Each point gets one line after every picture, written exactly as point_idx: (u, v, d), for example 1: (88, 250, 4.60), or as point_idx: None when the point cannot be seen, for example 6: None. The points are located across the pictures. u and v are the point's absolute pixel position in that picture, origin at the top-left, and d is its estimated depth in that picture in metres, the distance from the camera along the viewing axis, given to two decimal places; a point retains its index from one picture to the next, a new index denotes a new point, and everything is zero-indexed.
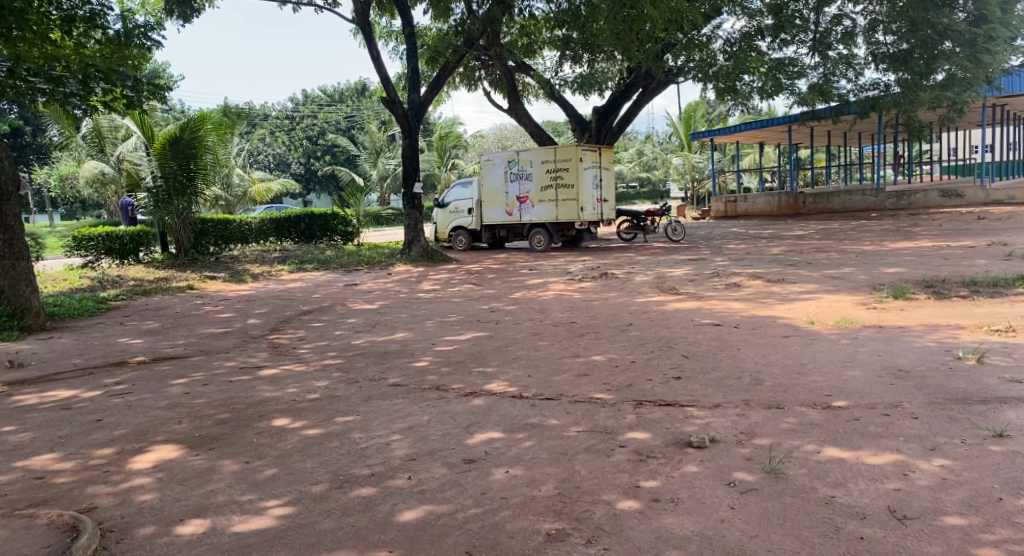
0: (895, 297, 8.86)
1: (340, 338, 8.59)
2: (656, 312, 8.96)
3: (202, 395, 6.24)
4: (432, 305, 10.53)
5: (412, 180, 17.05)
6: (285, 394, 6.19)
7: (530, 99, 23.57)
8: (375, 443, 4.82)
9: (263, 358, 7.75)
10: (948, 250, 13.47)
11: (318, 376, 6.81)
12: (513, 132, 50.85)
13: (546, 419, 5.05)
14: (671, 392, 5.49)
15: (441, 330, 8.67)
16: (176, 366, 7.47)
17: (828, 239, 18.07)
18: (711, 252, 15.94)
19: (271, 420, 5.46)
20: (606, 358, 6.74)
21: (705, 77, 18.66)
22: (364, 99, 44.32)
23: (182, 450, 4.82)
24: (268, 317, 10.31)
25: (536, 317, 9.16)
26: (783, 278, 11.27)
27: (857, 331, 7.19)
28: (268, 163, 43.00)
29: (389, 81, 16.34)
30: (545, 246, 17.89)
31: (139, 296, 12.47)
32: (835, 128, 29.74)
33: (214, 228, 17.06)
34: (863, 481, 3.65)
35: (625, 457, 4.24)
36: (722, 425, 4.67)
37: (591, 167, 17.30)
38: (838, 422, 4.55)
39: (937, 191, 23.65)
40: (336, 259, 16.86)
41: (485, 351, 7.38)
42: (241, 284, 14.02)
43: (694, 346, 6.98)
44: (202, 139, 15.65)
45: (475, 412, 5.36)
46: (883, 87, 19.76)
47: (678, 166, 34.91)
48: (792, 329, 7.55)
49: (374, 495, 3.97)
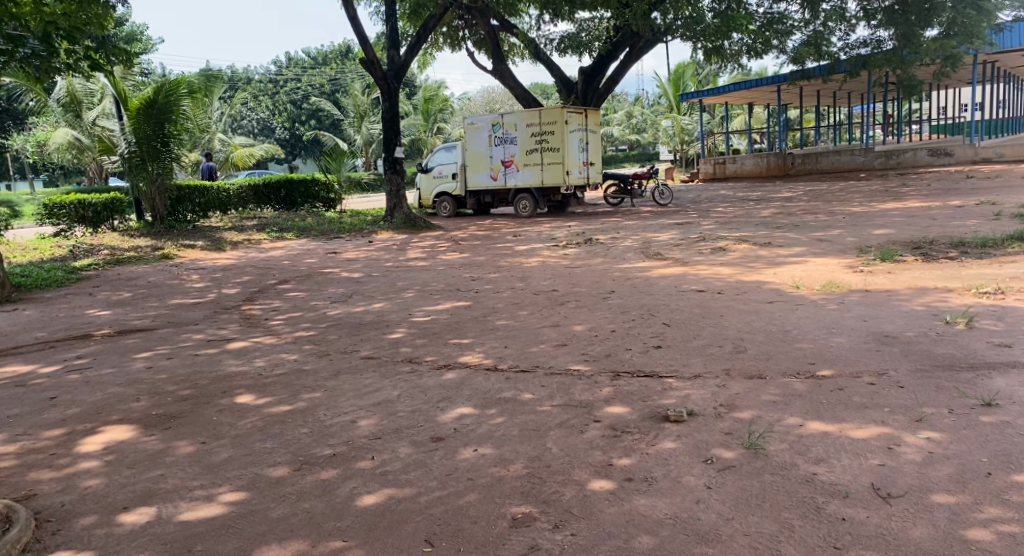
0: (883, 260, 8.68)
1: (315, 309, 8.35)
2: (639, 279, 8.76)
3: (166, 370, 6.01)
4: (412, 274, 10.29)
5: (393, 144, 16.63)
6: (251, 369, 5.97)
7: (515, 61, 23.10)
8: (341, 421, 4.61)
9: (234, 330, 7.51)
10: (937, 211, 13.29)
11: (288, 349, 6.59)
12: (501, 95, 50.17)
13: (520, 393, 4.85)
14: (652, 363, 5.30)
15: (420, 300, 8.43)
16: (143, 339, 7.23)
17: (816, 201, 17.88)
18: (698, 217, 15.74)
19: (234, 397, 5.24)
20: (586, 327, 6.53)
21: (692, 39, 18.37)
22: (348, 61, 43.36)
23: (136, 431, 4.61)
24: (244, 287, 10.06)
25: (517, 285, 8.93)
26: (770, 241, 11.06)
27: (844, 296, 6.99)
28: (252, 128, 42.24)
29: (368, 42, 15.86)
30: (530, 212, 17.64)
31: (111, 265, 12.15)
32: (825, 87, 29.36)
33: (191, 195, 16.65)
34: (846, 457, 3.45)
35: (599, 434, 4.03)
36: (703, 398, 4.48)
37: (577, 130, 16.96)
38: (823, 393, 4.36)
39: (925, 150, 23.49)
40: (315, 227, 16.53)
41: (463, 322, 7.15)
42: (219, 253, 13.69)
43: (677, 313, 6.77)
44: (177, 102, 15.18)
45: (448, 386, 5.16)
46: (875, 44, 19.76)
47: (667, 127, 34.59)
48: (778, 294, 7.35)
49: (332, 478, 3.76)
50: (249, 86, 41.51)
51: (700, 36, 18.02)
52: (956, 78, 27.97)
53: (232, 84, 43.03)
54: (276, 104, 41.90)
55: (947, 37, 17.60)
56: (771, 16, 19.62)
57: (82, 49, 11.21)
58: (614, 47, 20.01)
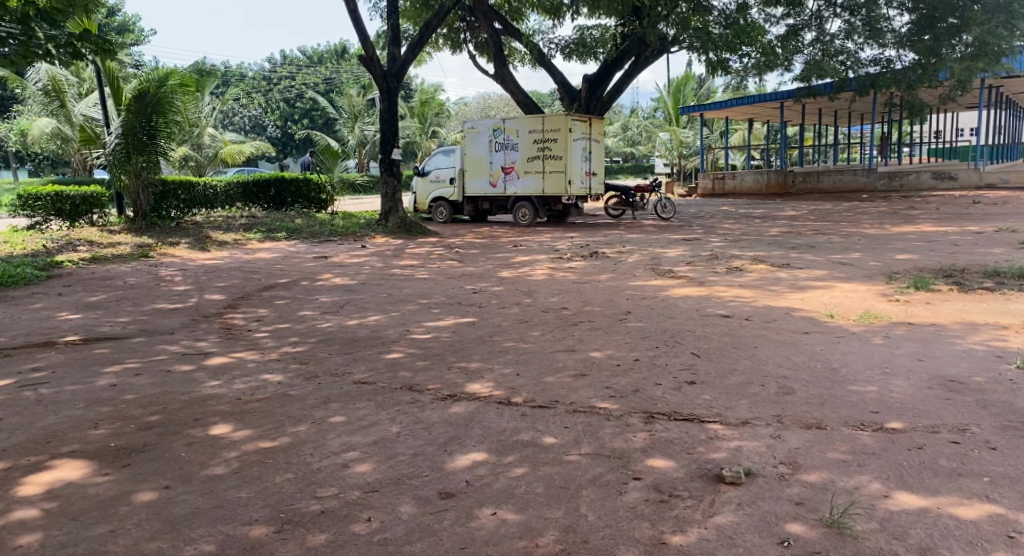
0: (917, 288, 8.08)
1: (304, 321, 7.64)
2: (656, 299, 8.11)
3: (133, 390, 5.30)
4: (408, 284, 9.61)
5: (390, 145, 15.93)
6: (230, 392, 5.27)
7: (515, 65, 22.47)
8: (331, 463, 3.94)
9: (212, 342, 6.78)
10: (954, 236, 12.78)
11: (272, 368, 5.89)
12: (497, 102, 49.70)
13: (540, 435, 4.19)
14: (688, 403, 4.63)
15: (418, 314, 7.73)
16: (112, 350, 6.51)
17: (823, 220, 17.36)
18: (705, 232, 15.15)
19: (207, 427, 4.55)
20: (605, 355, 5.86)
21: (701, 49, 17.89)
22: (344, 61, 42.72)
23: (88, 469, 3.95)
24: (228, 292, 9.32)
25: (523, 301, 8.28)
26: (788, 262, 10.47)
27: (886, 329, 6.38)
28: (244, 125, 42.74)
29: (368, 38, 15.19)
30: (530, 221, 16.97)
31: (87, 263, 11.37)
32: (828, 106, 28.93)
33: (175, 190, 15.88)
34: (955, 548, 2.86)
35: (641, 497, 3.39)
36: (758, 452, 3.85)
37: (580, 138, 16.30)
38: (899, 452, 3.72)
39: (930, 172, 23.01)
40: (306, 228, 15.83)
41: (467, 342, 6.48)
42: (203, 253, 12.92)
43: (705, 342, 6.12)
44: (167, 94, 14.43)
45: (455, 422, 4.48)
46: (885, 63, 19.25)
47: (665, 139, 34.09)
48: (813, 323, 6.72)
49: (323, 548, 3.13)
50: (242, 83, 40.80)
51: (711, 46, 17.53)
52: (963, 102, 27.61)
53: (225, 79, 42.35)
54: (269, 101, 41.20)
55: (974, 57, 17.16)
56: (784, 31, 19.18)
57: (65, 35, 10.45)
58: (620, 55, 19.42)
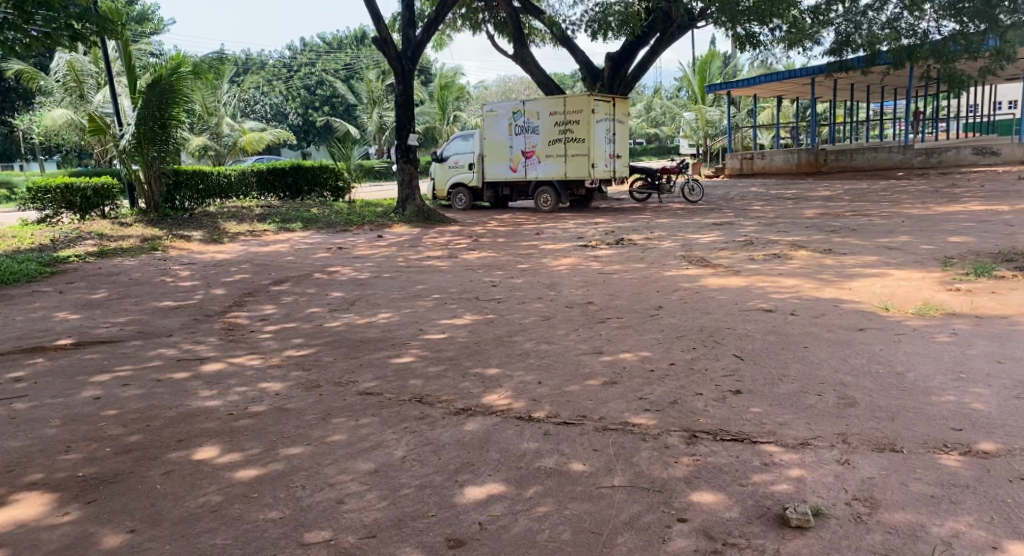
0: (978, 274, 7.40)
1: (312, 319, 7.09)
2: (690, 292, 7.50)
3: (116, 402, 4.76)
4: (425, 277, 9.07)
5: (406, 130, 15.37)
6: (222, 404, 4.74)
7: (536, 44, 21.77)
8: (327, 497, 3.42)
9: (212, 344, 6.25)
10: (1006, 216, 12.00)
11: (273, 374, 5.36)
12: (518, 85, 48.90)
13: (565, 461, 3.62)
14: (735, 419, 4.04)
15: (434, 311, 7.18)
16: (103, 354, 6.01)
17: (861, 200, 16.56)
18: (737, 216, 14.44)
19: (191, 448, 4.02)
20: (638, 358, 5.26)
21: (728, 23, 17.25)
22: (364, 47, 42.13)
23: (50, 505, 3.46)
24: (235, 288, 8.81)
25: (546, 295, 7.70)
26: (831, 247, 9.79)
27: (951, 324, 5.75)
28: (265, 113, 41.22)
29: (381, 18, 14.56)
30: (552, 207, 16.31)
31: (95, 258, 10.93)
32: (861, 81, 27.86)
33: (189, 181, 15.46)
34: None
35: (689, 547, 2.85)
36: (824, 483, 3.26)
37: (604, 119, 15.59)
38: (997, 484, 3.13)
39: (970, 148, 21.97)
40: (322, 218, 15.32)
41: (484, 344, 5.90)
42: (216, 245, 12.47)
43: (749, 342, 5.51)
44: (179, 83, 13.90)
45: (469, 443, 3.93)
46: (920, 35, 17.99)
47: (690, 119, 33.14)
48: (866, 317, 6.08)
49: None
50: (261, 71, 40.32)
51: (739, 18, 16.74)
52: (1005, 75, 26.48)
53: (246, 68, 41.94)
54: (289, 89, 40.61)
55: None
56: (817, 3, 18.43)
57: (63, 17, 9.89)
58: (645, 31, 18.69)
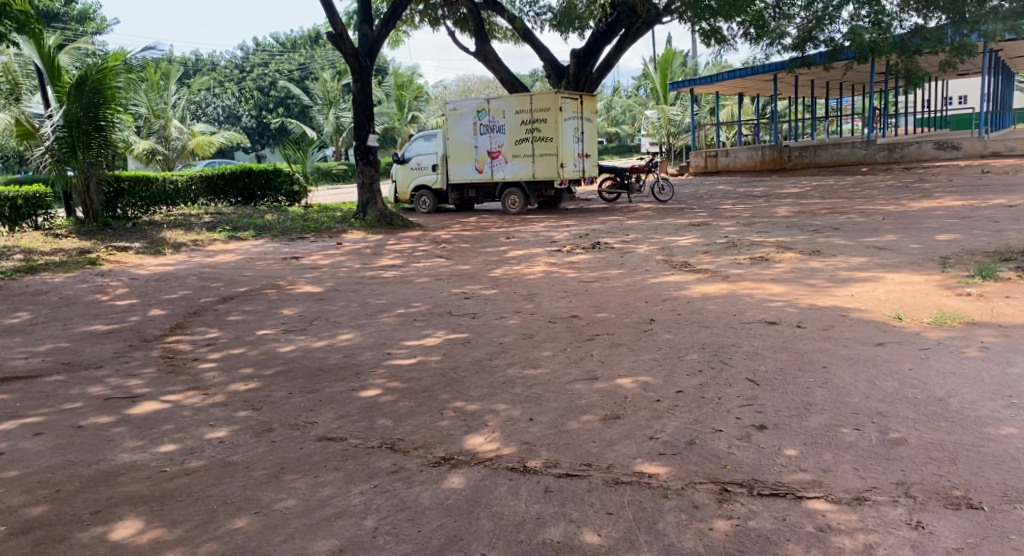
0: (983, 276, 6.92)
1: (262, 344, 6.30)
2: (680, 302, 6.88)
3: (21, 459, 3.93)
4: (389, 290, 8.32)
5: (365, 130, 14.58)
6: (153, 456, 3.94)
7: (497, 40, 21.08)
8: None
9: (146, 378, 5.43)
10: (986, 211, 11.67)
11: (217, 414, 4.58)
12: (477, 85, 48.07)
13: (576, 531, 2.97)
14: (768, 464, 3.42)
15: (400, 330, 6.45)
16: (17, 392, 5.16)
17: (833, 197, 16.18)
18: (710, 215, 13.93)
19: (108, 522, 3.23)
20: (639, 386, 4.60)
21: (693, 18, 16.75)
22: (319, 49, 41.02)
23: None
24: (177, 307, 7.95)
25: (524, 308, 7.02)
26: (817, 248, 9.29)
27: (976, 336, 5.21)
28: (217, 116, 39.41)
29: (336, 13, 13.74)
30: (520, 208, 15.63)
31: (21, 274, 9.96)
32: (821, 77, 27.69)
33: (132, 188, 14.48)
34: None
35: None
36: None
37: (572, 117, 14.97)
38: None
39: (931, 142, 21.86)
40: (276, 225, 14.42)
41: (462, 370, 5.19)
42: (158, 257, 11.53)
43: (761, 362, 4.89)
44: (111, 83, 12.89)
45: (455, 504, 3.24)
46: (879, 24, 17.60)
47: (651, 117, 32.73)
48: (880, 329, 5.52)
49: None
50: (213, 72, 38.83)
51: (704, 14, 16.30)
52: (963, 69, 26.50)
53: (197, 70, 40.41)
54: (243, 91, 39.15)
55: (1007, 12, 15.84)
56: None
57: None
58: (609, 26, 18.08)
